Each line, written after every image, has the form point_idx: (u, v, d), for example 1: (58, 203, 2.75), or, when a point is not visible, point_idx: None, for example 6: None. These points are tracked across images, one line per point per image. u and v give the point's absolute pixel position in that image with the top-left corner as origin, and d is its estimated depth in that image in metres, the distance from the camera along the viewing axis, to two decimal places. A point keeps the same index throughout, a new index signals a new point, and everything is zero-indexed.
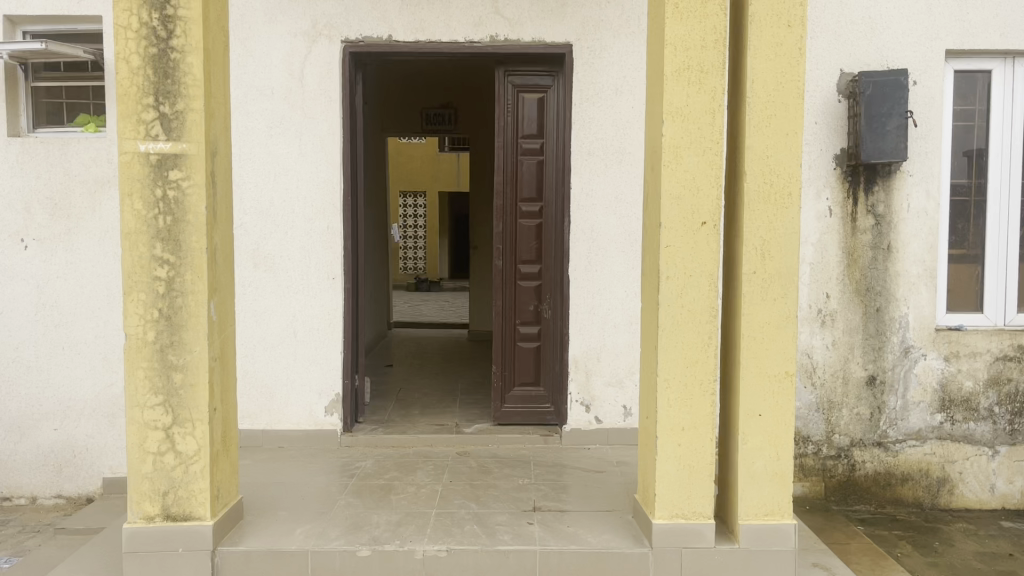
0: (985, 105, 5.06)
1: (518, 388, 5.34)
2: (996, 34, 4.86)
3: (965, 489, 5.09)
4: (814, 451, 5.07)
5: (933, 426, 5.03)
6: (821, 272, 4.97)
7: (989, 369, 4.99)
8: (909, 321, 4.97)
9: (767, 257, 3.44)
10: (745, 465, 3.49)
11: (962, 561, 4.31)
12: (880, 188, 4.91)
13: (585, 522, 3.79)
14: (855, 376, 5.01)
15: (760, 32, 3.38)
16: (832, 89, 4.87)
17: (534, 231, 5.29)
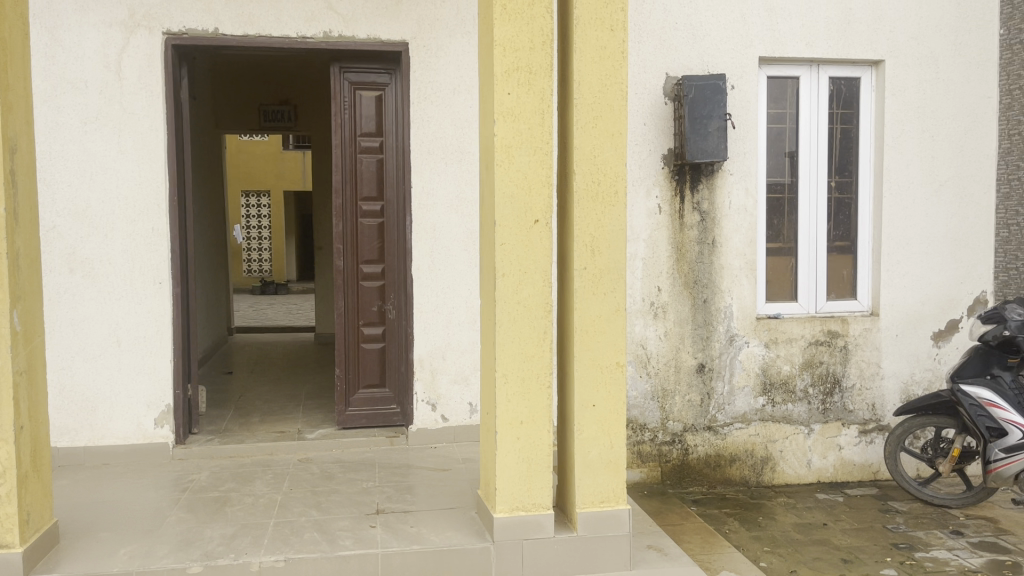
0: (795, 109, 5.46)
1: (363, 390, 5.26)
2: (802, 43, 5.25)
3: (785, 466, 5.44)
4: (651, 438, 5.30)
5: (757, 408, 5.38)
6: (653, 267, 5.21)
7: (804, 354, 5.39)
8: (732, 311, 5.29)
9: (596, 252, 3.57)
10: (581, 455, 3.60)
11: (783, 533, 4.61)
12: (704, 186, 5.19)
13: (428, 521, 3.79)
14: (686, 364, 5.29)
15: (584, 36, 3.50)
16: (659, 92, 5.11)
17: (375, 230, 5.23)
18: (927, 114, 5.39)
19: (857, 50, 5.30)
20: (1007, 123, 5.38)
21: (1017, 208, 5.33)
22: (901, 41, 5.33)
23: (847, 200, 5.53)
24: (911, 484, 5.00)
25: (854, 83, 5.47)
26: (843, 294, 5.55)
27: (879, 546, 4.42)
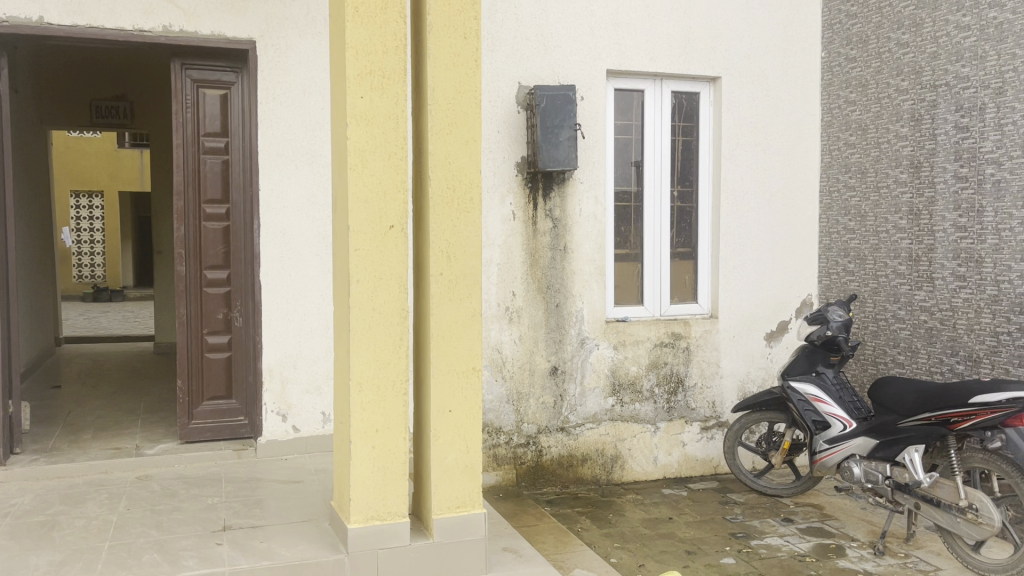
0: (640, 120, 5.69)
1: (208, 402, 5.03)
2: (646, 58, 5.48)
3: (634, 463, 5.64)
4: (506, 441, 5.36)
5: (607, 409, 5.55)
6: (507, 272, 5.28)
7: (650, 355, 5.63)
8: (583, 315, 5.45)
9: (452, 258, 3.58)
10: (437, 462, 3.59)
11: (632, 529, 4.79)
12: (556, 193, 5.32)
13: (279, 536, 3.67)
14: (540, 368, 5.39)
15: (438, 42, 3.51)
16: (512, 100, 5.19)
17: (221, 234, 5.02)
18: (759, 129, 5.77)
19: (696, 66, 5.60)
20: (829, 139, 5.85)
21: (838, 218, 5.80)
22: (735, 59, 5.68)
23: (688, 209, 5.82)
24: (746, 475, 5.29)
25: (693, 98, 5.77)
26: (686, 297, 5.84)
27: (720, 536, 4.67)
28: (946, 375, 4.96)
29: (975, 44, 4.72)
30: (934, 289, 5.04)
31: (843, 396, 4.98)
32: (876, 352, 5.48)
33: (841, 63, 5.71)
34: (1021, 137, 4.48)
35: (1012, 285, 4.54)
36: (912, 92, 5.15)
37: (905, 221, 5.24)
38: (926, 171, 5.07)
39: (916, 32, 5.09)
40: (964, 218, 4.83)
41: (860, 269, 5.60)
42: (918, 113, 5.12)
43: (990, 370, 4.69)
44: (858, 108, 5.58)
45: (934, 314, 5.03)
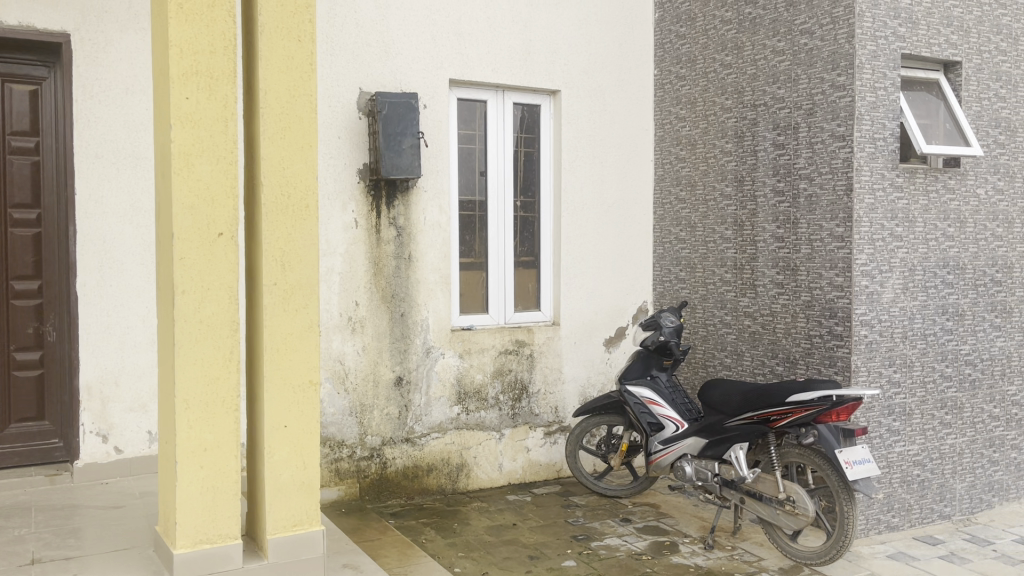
0: (483, 130, 5.72)
1: (16, 424, 4.62)
2: (488, 69, 5.54)
3: (479, 471, 5.64)
4: (349, 454, 5.23)
5: (452, 417, 5.54)
6: (350, 281, 5.17)
7: (495, 363, 5.67)
8: (428, 324, 5.41)
9: (287, 267, 3.46)
10: (272, 479, 3.46)
11: (476, 537, 4.79)
12: (399, 202, 5.27)
13: (97, 566, 3.41)
14: (384, 378, 5.30)
15: (270, 44, 3.39)
16: (352, 106, 5.09)
17: (31, 241, 4.63)
18: (596, 142, 5.96)
19: (536, 79, 5.71)
20: (661, 153, 6.12)
21: (670, 228, 6.07)
22: (574, 73, 5.84)
23: (530, 219, 5.92)
24: (588, 478, 5.52)
25: (534, 109, 5.88)
26: (529, 306, 5.92)
27: (562, 539, 4.76)
28: (768, 375, 5.31)
29: (789, 67, 5.08)
30: (756, 295, 5.38)
31: (675, 398, 5.22)
32: (706, 355, 5.78)
33: (672, 81, 5.99)
34: (828, 155, 4.86)
35: (823, 292, 4.92)
36: (735, 110, 5.48)
37: (730, 232, 5.56)
38: (749, 185, 5.41)
39: (738, 54, 5.43)
40: (781, 229, 5.18)
41: (691, 277, 5.89)
42: (741, 130, 5.45)
43: (805, 370, 5.05)
44: (688, 124, 5.88)
45: (757, 319, 5.37)
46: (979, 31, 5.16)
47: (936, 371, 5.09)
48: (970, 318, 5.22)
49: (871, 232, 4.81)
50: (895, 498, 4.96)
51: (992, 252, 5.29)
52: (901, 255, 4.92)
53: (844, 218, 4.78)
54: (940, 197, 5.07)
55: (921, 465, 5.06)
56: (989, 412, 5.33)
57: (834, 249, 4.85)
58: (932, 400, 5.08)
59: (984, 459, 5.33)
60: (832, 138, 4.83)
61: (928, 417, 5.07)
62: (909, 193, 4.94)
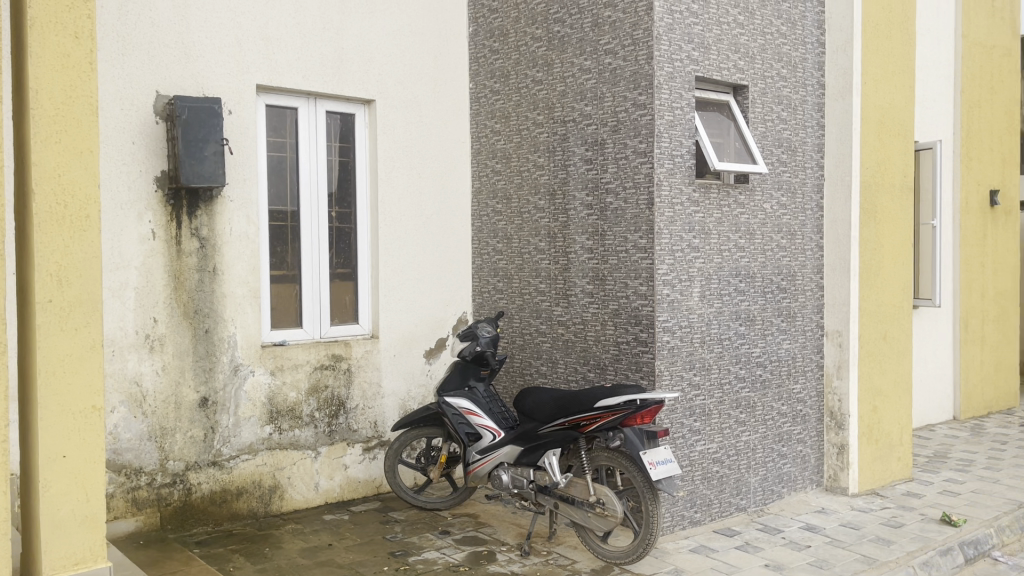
0: (294, 138, 5.53)
1: None
2: (298, 76, 5.37)
3: (294, 492, 5.43)
4: (148, 482, 4.86)
5: (263, 438, 5.30)
6: (147, 296, 4.83)
7: (310, 379, 5.49)
8: (235, 340, 5.16)
9: (64, 283, 3.27)
10: (48, 515, 3.25)
11: (288, 561, 4.59)
12: (202, 212, 5.00)
13: None
14: (187, 400, 5.00)
15: (42, 40, 3.21)
16: (148, 110, 4.78)
17: None
18: (412, 153, 5.94)
19: (350, 88, 5.61)
20: (478, 166, 6.19)
21: (487, 240, 6.15)
22: (388, 84, 5.80)
23: (346, 230, 5.78)
24: (407, 493, 5.45)
25: (348, 119, 5.76)
26: (345, 319, 5.78)
27: (379, 557, 4.67)
28: (580, 382, 5.47)
29: (595, 85, 5.29)
30: (569, 305, 5.54)
31: (492, 408, 5.26)
32: (523, 364, 5.88)
33: (486, 95, 6.08)
34: (631, 170, 5.10)
35: (628, 300, 5.15)
36: (547, 125, 5.63)
37: (544, 244, 5.70)
38: (561, 198, 5.57)
39: (548, 71, 5.58)
40: (590, 241, 5.37)
41: (508, 287, 5.98)
42: (552, 145, 5.60)
43: (614, 376, 5.25)
44: (502, 137, 5.97)
45: (570, 327, 5.53)
46: (763, 58, 5.62)
47: (732, 373, 5.48)
48: (759, 322, 5.66)
49: (670, 243, 5.10)
50: (697, 494, 5.26)
51: (777, 262, 5.78)
52: (697, 265, 5.26)
53: (646, 229, 5.04)
54: (731, 211, 5.47)
55: (719, 462, 5.40)
56: (777, 410, 5.78)
57: (638, 260, 5.09)
58: (728, 400, 5.45)
59: (774, 453, 5.77)
60: (634, 154, 5.07)
61: (724, 416, 5.43)
62: (704, 207, 5.29)
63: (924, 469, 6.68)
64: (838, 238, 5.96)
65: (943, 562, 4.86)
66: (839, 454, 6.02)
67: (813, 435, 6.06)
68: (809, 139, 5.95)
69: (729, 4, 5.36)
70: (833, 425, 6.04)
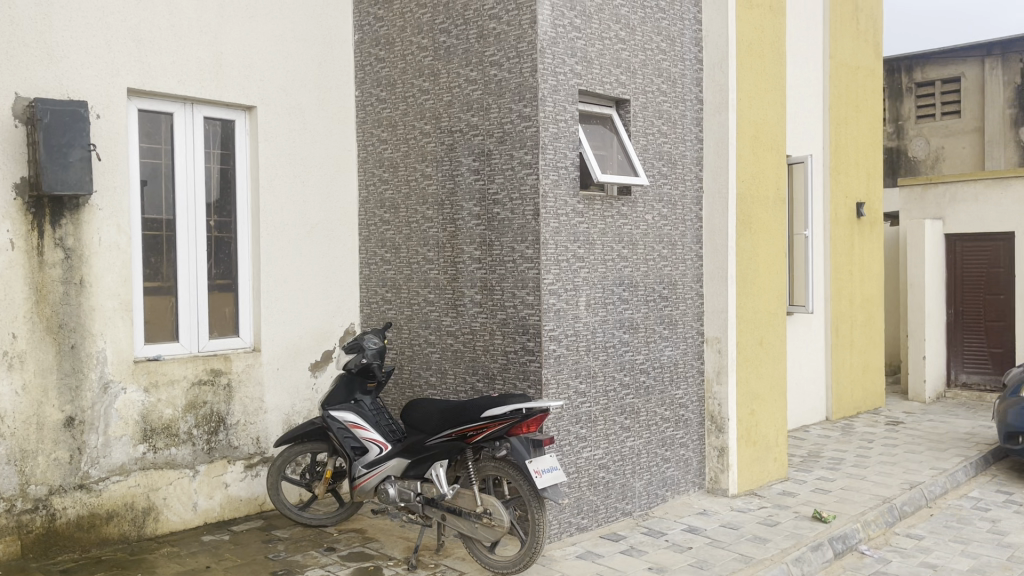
0: (170, 145, 5.31)
1: None
2: (173, 80, 5.17)
3: (170, 513, 5.19)
4: (6, 509, 4.54)
5: (136, 458, 5.05)
6: (5, 311, 4.53)
7: (187, 395, 5.27)
8: (105, 355, 4.91)
9: None
10: None
11: None
12: (67, 221, 4.74)
13: None
14: (51, 420, 4.71)
15: None
16: (6, 112, 4.49)
17: None
18: (296, 161, 5.81)
19: (229, 93, 5.44)
20: (365, 175, 6.11)
21: (375, 250, 6.07)
22: (270, 90, 5.65)
23: (226, 240, 5.60)
24: (291, 509, 5.31)
25: (229, 125, 5.58)
26: (226, 332, 5.59)
27: None
28: (469, 393, 5.46)
29: (481, 96, 5.31)
30: (458, 315, 5.52)
31: (379, 421, 5.22)
32: (411, 376, 5.83)
33: (373, 103, 6.01)
34: (517, 181, 5.14)
35: (516, 310, 5.18)
36: (434, 135, 5.61)
37: (432, 253, 5.67)
38: (448, 208, 5.55)
39: (434, 81, 5.57)
40: (479, 251, 5.38)
41: (396, 298, 5.91)
42: (439, 155, 5.58)
43: (502, 386, 5.27)
44: (389, 146, 5.91)
45: (458, 338, 5.51)
46: (644, 73, 5.79)
47: (616, 380, 5.60)
48: (643, 330, 5.82)
49: (556, 253, 5.17)
50: (584, 500, 5.34)
51: (658, 271, 5.95)
52: (583, 275, 5.36)
53: (533, 240, 5.09)
54: (614, 221, 5.61)
55: (605, 468, 5.50)
56: (661, 415, 5.95)
57: (525, 269, 5.13)
58: (613, 407, 5.57)
59: (658, 457, 5.93)
60: (520, 165, 5.12)
61: (610, 423, 5.54)
62: (588, 218, 5.40)
63: (799, 468, 7.00)
64: (717, 248, 6.19)
65: (815, 557, 5.09)
66: (720, 457, 6.23)
67: (695, 439, 6.26)
68: (688, 153, 6.17)
69: (610, 20, 5.52)
70: (714, 428, 6.25)
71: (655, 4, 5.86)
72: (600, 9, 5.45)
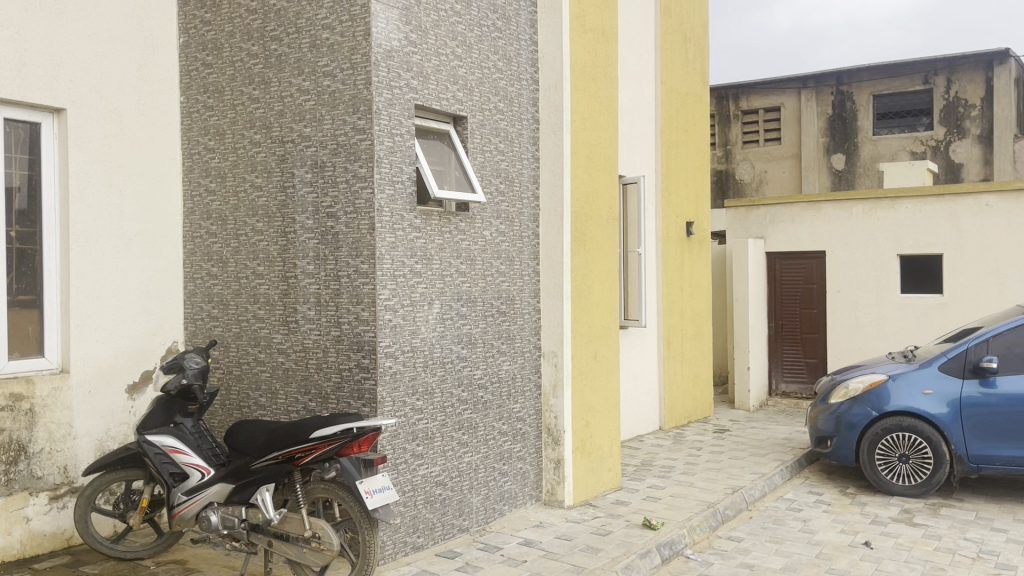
0: None
1: None
2: None
3: None
4: None
5: None
6: None
7: None
8: None
9: None
10: None
11: None
12: None
13: None
14: None
15: None
16: None
17: None
18: (111, 169, 5.44)
19: (35, 94, 5.03)
20: (190, 184, 5.80)
21: (201, 264, 5.76)
22: (82, 92, 5.27)
23: (30, 252, 5.16)
24: (103, 543, 4.95)
25: (35, 129, 5.16)
26: (29, 351, 5.13)
27: None
28: (300, 413, 5.27)
29: (313, 107, 5.17)
30: (289, 332, 5.32)
31: (200, 444, 4.93)
32: (240, 396, 5.56)
33: (199, 110, 5.74)
34: (351, 195, 5.04)
35: (350, 326, 5.06)
36: (264, 145, 5.40)
37: (262, 268, 5.45)
38: (279, 221, 5.36)
39: (265, 89, 5.38)
40: (312, 266, 5.21)
41: (223, 314, 5.64)
42: (270, 166, 5.38)
43: (336, 405, 5.12)
44: (217, 155, 5.65)
45: (290, 355, 5.32)
46: (480, 91, 5.85)
47: (454, 396, 5.59)
48: (481, 345, 5.85)
49: (392, 268, 5.11)
50: (419, 519, 5.27)
51: (497, 287, 6.01)
52: (420, 290, 5.32)
53: (367, 255, 5.00)
54: (452, 237, 5.62)
55: (442, 484, 5.46)
56: (498, 429, 5.98)
57: (359, 285, 5.03)
58: (450, 422, 5.54)
59: (496, 471, 5.96)
60: (354, 179, 5.02)
61: (447, 439, 5.52)
62: (425, 233, 5.37)
63: (632, 477, 7.24)
64: (553, 264, 6.32)
65: (643, 564, 5.26)
66: (556, 469, 6.34)
67: (532, 452, 6.33)
68: (525, 171, 6.28)
69: (446, 36, 5.54)
70: (551, 441, 6.36)
71: (491, 23, 5.94)
72: (435, 25, 5.46)
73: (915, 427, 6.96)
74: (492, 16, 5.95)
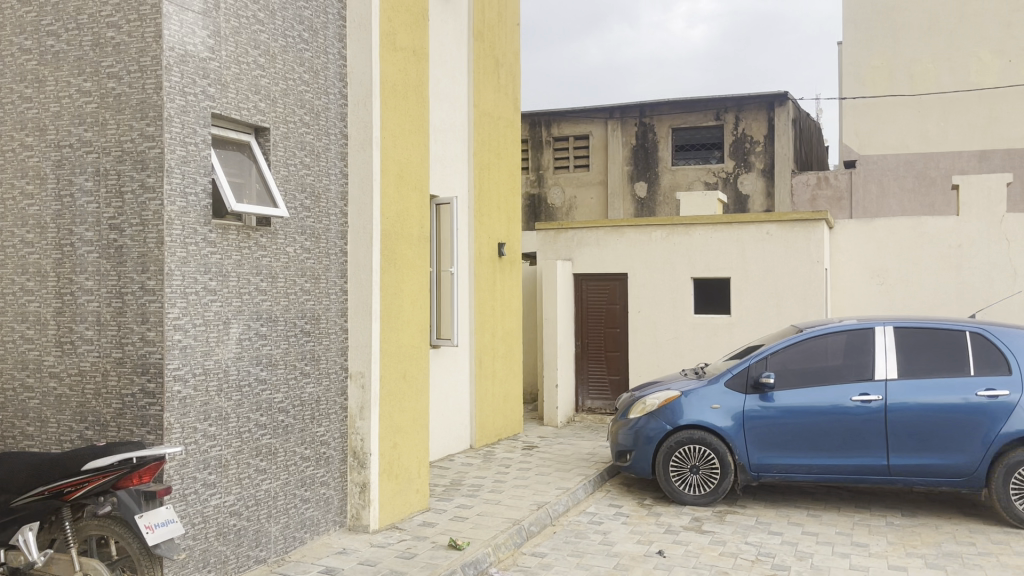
0: None
1: None
2: None
3: None
4: None
5: None
6: None
7: None
8: None
9: None
10: None
11: None
12: None
13: None
14: None
15: None
16: None
17: None
18: None
19: None
20: None
21: None
22: None
23: None
24: None
25: None
26: None
27: None
28: (75, 442, 4.80)
29: (95, 110, 4.78)
30: (63, 354, 4.85)
31: None
32: (2, 426, 4.98)
33: None
34: (138, 206, 4.70)
35: (134, 347, 4.69)
36: (37, 149, 4.92)
37: (32, 283, 4.93)
38: (53, 232, 4.88)
39: (39, 88, 4.91)
40: (92, 281, 4.79)
41: None
42: (43, 172, 4.90)
43: (116, 433, 4.72)
44: None
45: (64, 380, 4.84)
46: (284, 103, 5.66)
47: (251, 421, 5.32)
48: (282, 366, 5.61)
49: (183, 285, 4.80)
50: (210, 552, 4.95)
51: (300, 305, 5.80)
52: (214, 309, 5.03)
53: (155, 270, 4.67)
54: (252, 253, 5.37)
55: (236, 514, 5.16)
56: (299, 454, 5.75)
57: (145, 303, 4.68)
58: (246, 448, 5.27)
59: (296, 498, 5.72)
60: (141, 189, 4.68)
61: (243, 466, 5.23)
62: (221, 249, 5.09)
63: (440, 498, 7.21)
64: (361, 282, 6.19)
65: None
66: (361, 493, 6.18)
67: (336, 476, 6.14)
68: (332, 186, 6.13)
69: (247, 44, 5.32)
70: (356, 464, 6.20)
71: (297, 34, 5.77)
72: (236, 32, 5.23)
73: (704, 439, 7.43)
74: (297, 26, 5.78)
